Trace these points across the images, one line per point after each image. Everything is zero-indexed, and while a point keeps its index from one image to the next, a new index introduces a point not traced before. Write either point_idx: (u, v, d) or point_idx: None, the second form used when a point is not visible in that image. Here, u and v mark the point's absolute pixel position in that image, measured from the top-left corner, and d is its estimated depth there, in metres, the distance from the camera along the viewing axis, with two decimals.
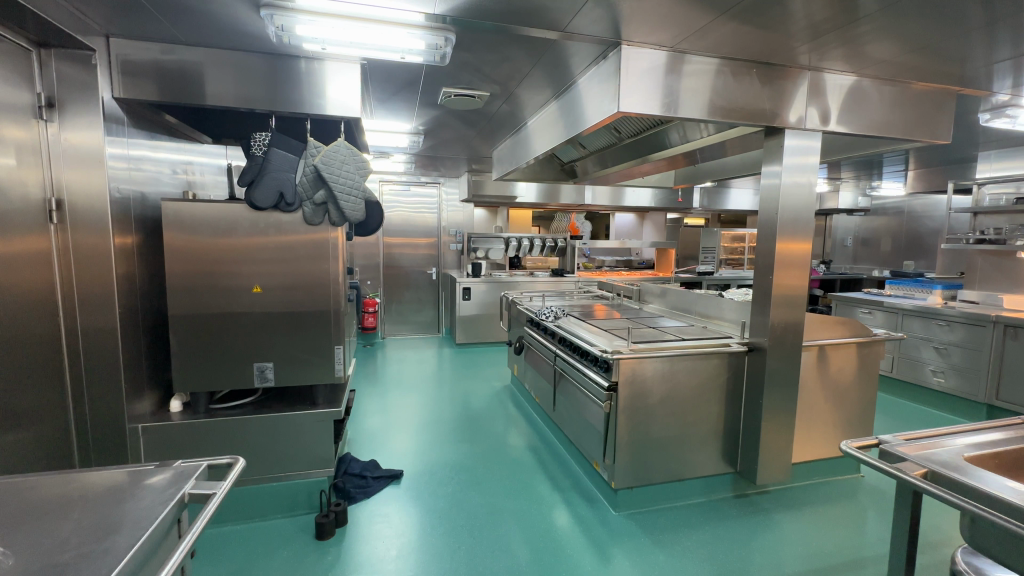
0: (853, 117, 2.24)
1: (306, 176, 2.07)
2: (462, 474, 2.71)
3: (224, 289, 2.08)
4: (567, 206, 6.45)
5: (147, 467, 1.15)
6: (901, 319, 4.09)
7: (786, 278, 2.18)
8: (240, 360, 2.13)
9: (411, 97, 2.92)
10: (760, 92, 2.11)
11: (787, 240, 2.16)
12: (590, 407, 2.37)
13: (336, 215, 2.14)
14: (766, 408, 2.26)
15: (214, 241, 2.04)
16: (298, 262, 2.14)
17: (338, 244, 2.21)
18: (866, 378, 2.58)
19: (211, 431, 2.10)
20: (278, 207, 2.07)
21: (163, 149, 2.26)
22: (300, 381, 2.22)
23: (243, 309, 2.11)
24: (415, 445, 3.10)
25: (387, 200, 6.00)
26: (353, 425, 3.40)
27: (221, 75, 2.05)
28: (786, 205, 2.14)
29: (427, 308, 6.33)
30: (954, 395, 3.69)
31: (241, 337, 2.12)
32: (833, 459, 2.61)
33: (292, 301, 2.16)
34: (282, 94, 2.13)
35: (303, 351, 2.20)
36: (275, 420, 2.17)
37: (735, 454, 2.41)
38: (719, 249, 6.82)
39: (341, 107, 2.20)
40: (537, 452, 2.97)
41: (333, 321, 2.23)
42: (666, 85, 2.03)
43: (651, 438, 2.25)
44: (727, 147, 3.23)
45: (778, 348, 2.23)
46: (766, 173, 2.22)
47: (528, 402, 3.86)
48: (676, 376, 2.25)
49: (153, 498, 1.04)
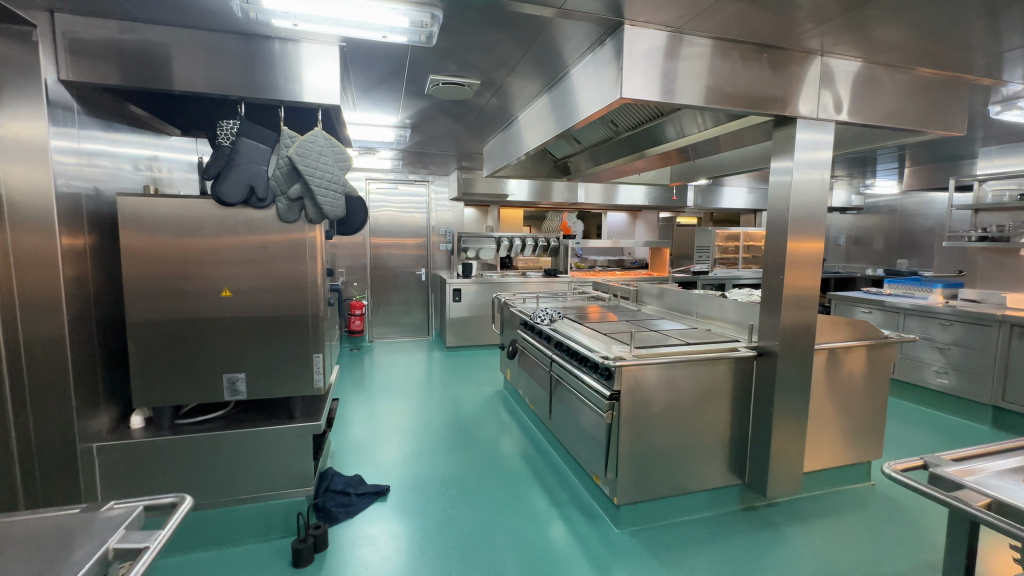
0: (864, 107, 2.10)
1: (280, 169, 1.88)
2: (453, 487, 2.55)
3: (191, 292, 1.89)
4: (559, 205, 6.31)
5: (72, 512, 0.95)
6: (902, 318, 4.01)
7: (796, 278, 2.04)
8: (209, 370, 1.94)
9: (396, 86, 2.74)
10: (770, 79, 1.95)
11: (798, 238, 2.02)
12: (591, 416, 2.22)
13: (313, 212, 1.94)
14: (777, 415, 2.12)
15: (177, 241, 1.86)
16: (273, 263, 1.96)
17: (316, 243, 2.02)
18: (875, 382, 2.46)
19: (177, 450, 1.92)
20: (248, 202, 1.89)
21: (122, 143, 2.06)
22: (275, 393, 2.04)
23: (210, 314, 1.92)
24: (402, 457, 2.92)
25: (374, 199, 5.80)
26: (337, 436, 3.21)
27: (187, 58, 1.86)
28: (797, 201, 2.00)
29: (416, 310, 6.15)
30: (957, 396, 3.60)
31: (210, 345, 1.93)
32: (843, 467, 2.48)
33: (266, 306, 1.98)
34: (253, 80, 1.94)
35: (280, 361, 2.02)
36: (250, 436, 2.00)
37: (743, 464, 2.27)
38: (713, 248, 6.71)
39: (321, 95, 2.02)
40: (531, 462, 2.82)
41: (310, 326, 2.05)
42: (673, 69, 1.86)
43: (653, 450, 2.10)
44: (726, 142, 3.11)
45: (789, 352, 2.09)
46: (775, 168, 2.08)
47: (521, 408, 3.70)
48: (681, 383, 2.11)
49: (68, 558, 0.83)
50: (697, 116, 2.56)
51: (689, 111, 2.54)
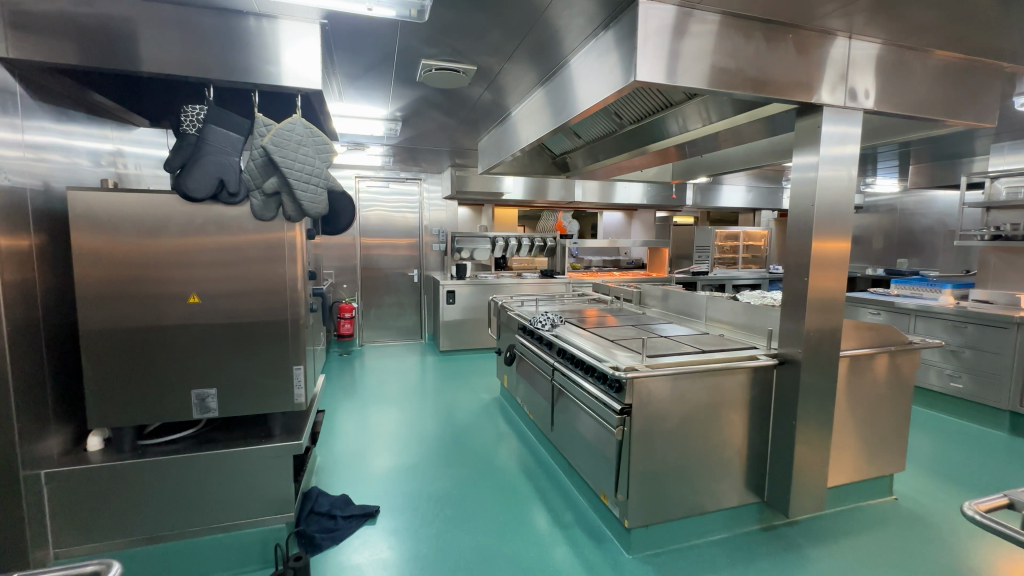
0: (893, 94, 1.92)
1: (255, 162, 1.68)
2: (448, 507, 2.35)
3: (154, 298, 1.69)
4: (555, 204, 6.12)
5: None
6: (909, 320, 3.89)
7: (820, 281, 1.87)
8: (177, 385, 1.74)
9: (385, 74, 2.54)
10: (796, 62, 1.77)
11: (823, 237, 1.85)
12: (598, 431, 2.04)
13: (291, 209, 1.74)
14: (801, 428, 1.95)
15: (137, 242, 1.66)
16: (247, 266, 1.76)
17: (296, 244, 1.83)
18: (898, 391, 2.31)
19: (139, 476, 1.72)
20: (218, 198, 1.68)
21: (79, 135, 1.86)
22: (251, 409, 1.84)
23: (177, 322, 1.72)
24: (393, 472, 2.72)
25: (364, 198, 5.59)
26: (323, 450, 3.00)
27: (153, 35, 1.65)
28: (823, 198, 1.84)
29: (409, 312, 5.95)
30: (971, 401, 3.47)
31: (177, 358, 1.73)
32: (865, 481, 2.32)
33: (240, 313, 1.78)
34: (223, 60, 1.73)
35: (255, 374, 1.82)
36: (223, 457, 1.80)
37: (762, 481, 2.11)
38: (713, 247, 6.53)
39: (302, 78, 1.82)
40: (532, 476, 2.65)
41: (290, 334, 1.85)
42: (693, 48, 1.67)
43: (667, 468, 1.93)
44: (734, 137, 2.96)
45: (812, 360, 1.92)
46: (798, 163, 1.91)
47: (518, 415, 3.51)
48: (695, 395, 1.94)
49: None
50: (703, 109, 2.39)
51: (689, 105, 2.41)
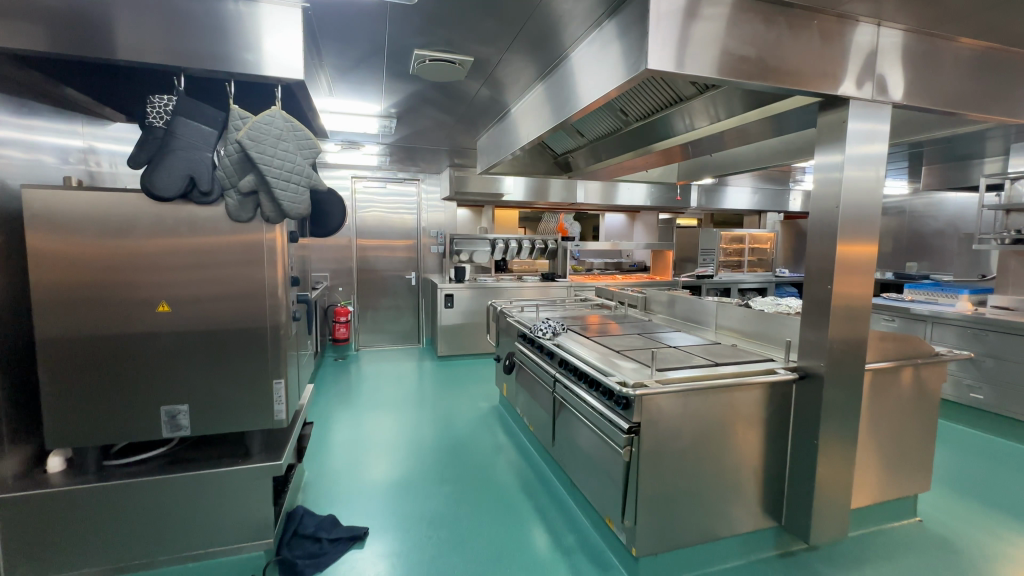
0: (924, 87, 1.77)
1: (230, 158, 1.53)
2: (441, 529, 2.19)
3: (119, 306, 1.54)
4: (556, 205, 5.97)
5: None
6: (925, 327, 3.73)
7: (844, 290, 1.72)
8: (144, 401, 1.60)
9: (376, 66, 2.39)
10: (820, 51, 1.63)
11: (848, 241, 1.71)
12: (603, 450, 1.90)
13: (270, 210, 1.60)
14: (823, 449, 1.80)
15: (100, 245, 1.51)
16: (222, 271, 1.62)
17: (276, 247, 1.69)
18: (923, 406, 2.16)
19: (102, 500, 1.58)
20: (188, 197, 1.54)
21: (42, 131, 1.72)
22: (226, 427, 1.70)
23: (144, 333, 1.58)
24: (385, 487, 2.57)
25: (361, 199, 5.45)
26: (313, 463, 2.84)
27: (114, 16, 1.49)
28: (848, 199, 1.69)
29: (406, 316, 5.81)
30: (992, 413, 3.31)
31: (143, 372, 1.59)
32: (888, 502, 2.17)
33: (214, 323, 1.64)
34: (192, 46, 1.57)
35: (231, 388, 1.68)
36: (196, 480, 1.66)
37: (779, 504, 1.96)
38: (719, 250, 6.41)
39: (282, 67, 1.65)
40: (532, 494, 2.50)
41: (269, 346, 1.71)
42: (709, 34, 1.53)
43: (678, 492, 1.78)
44: (742, 137, 2.81)
45: (836, 375, 1.77)
46: (821, 161, 1.77)
47: (518, 427, 3.35)
48: (708, 411, 1.79)
49: None
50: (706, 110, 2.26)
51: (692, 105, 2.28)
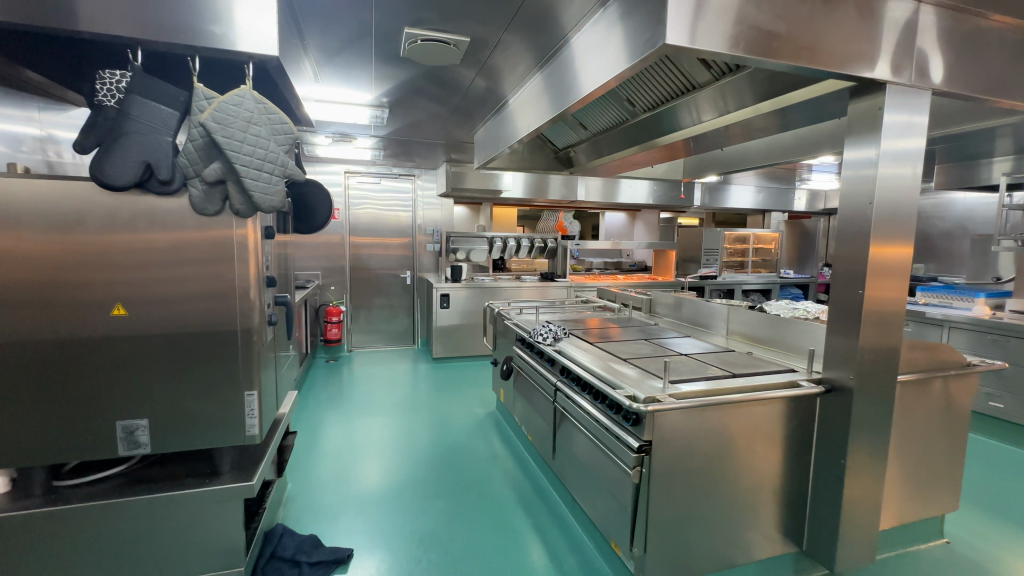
0: (966, 72, 1.61)
1: (193, 143, 1.36)
2: (432, 551, 2.02)
3: (68, 308, 1.37)
4: (555, 202, 5.80)
5: None
6: (941, 331, 3.60)
7: (877, 295, 1.56)
8: (97, 415, 1.43)
9: (364, 48, 2.21)
10: (854, 29, 1.47)
11: (881, 242, 1.55)
12: (609, 468, 1.73)
13: (240, 202, 1.42)
14: (851, 470, 1.64)
15: (46, 241, 1.34)
16: (187, 271, 1.45)
17: (249, 244, 1.52)
18: (953, 420, 2.00)
19: (48, 527, 1.41)
20: (145, 185, 1.37)
21: None
22: (191, 443, 1.53)
23: (98, 338, 1.41)
24: (375, 500, 2.40)
25: (354, 195, 5.28)
26: (297, 473, 2.66)
27: None
28: (883, 195, 1.53)
29: (401, 316, 5.64)
30: (1013, 424, 3.16)
31: (94, 383, 1.42)
32: (915, 523, 2.02)
33: (176, 328, 1.47)
34: (146, 13, 1.36)
35: (196, 401, 1.51)
36: (156, 503, 1.49)
37: (800, 527, 1.80)
38: (722, 250, 6.22)
39: (254, 41, 1.44)
40: (532, 510, 2.33)
41: (240, 354, 1.54)
42: (734, 7, 1.36)
43: (692, 516, 1.63)
44: (745, 133, 2.66)
45: (866, 389, 1.62)
46: (853, 153, 1.60)
47: (516, 434, 3.19)
48: (724, 427, 1.63)
49: None
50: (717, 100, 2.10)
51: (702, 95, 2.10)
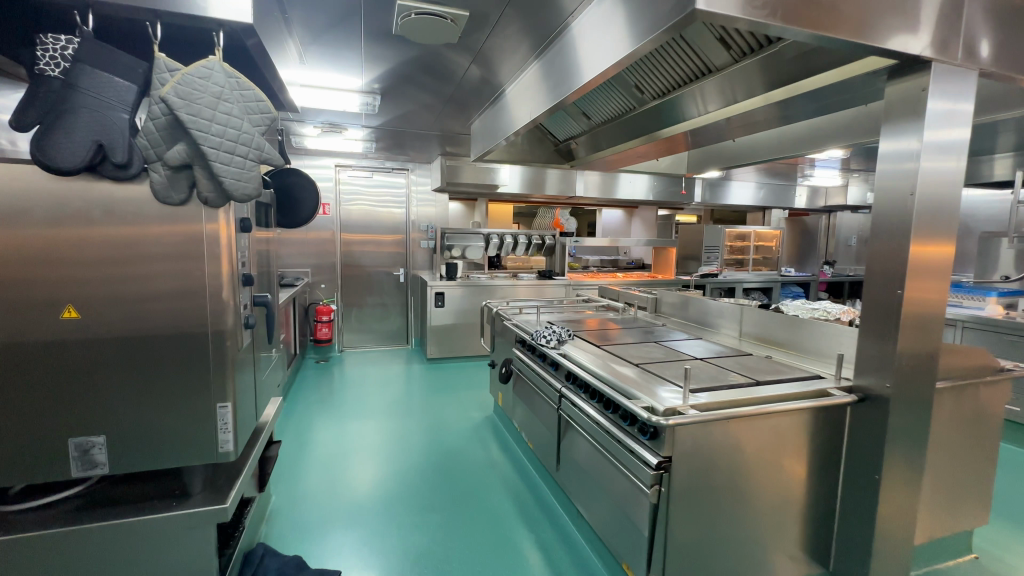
0: (1015, 52, 1.47)
1: (154, 121, 1.17)
2: (427, 570, 1.86)
3: (10, 311, 1.20)
4: (552, 198, 5.58)
5: None
6: (953, 331, 3.50)
7: (917, 296, 1.43)
8: (47, 431, 1.26)
9: (353, 25, 2.03)
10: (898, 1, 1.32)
11: (923, 237, 1.41)
12: (621, 484, 1.59)
13: (209, 190, 1.25)
14: (886, 486, 1.51)
15: None
16: (151, 268, 1.28)
17: (221, 239, 1.34)
18: (985, 428, 1.88)
19: None
20: (97, 168, 1.19)
21: None
22: (156, 461, 1.36)
23: (45, 344, 1.23)
24: (364, 512, 2.24)
25: (346, 190, 5.10)
26: (282, 483, 2.49)
27: None
28: (926, 186, 1.39)
29: (394, 315, 5.47)
30: None
31: (42, 395, 1.24)
32: (943, 538, 1.89)
33: (138, 332, 1.30)
34: None
35: (161, 414, 1.34)
36: (116, 530, 1.33)
37: (827, 545, 1.67)
38: (723, 248, 6.11)
39: (224, 7, 1.26)
40: (535, 523, 2.18)
41: (212, 361, 1.37)
42: None
43: (713, 537, 1.49)
44: (755, 124, 2.52)
45: (903, 398, 1.48)
46: (892, 140, 1.46)
47: (515, 441, 3.04)
48: (749, 440, 1.49)
49: None
50: (735, 87, 1.96)
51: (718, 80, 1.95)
